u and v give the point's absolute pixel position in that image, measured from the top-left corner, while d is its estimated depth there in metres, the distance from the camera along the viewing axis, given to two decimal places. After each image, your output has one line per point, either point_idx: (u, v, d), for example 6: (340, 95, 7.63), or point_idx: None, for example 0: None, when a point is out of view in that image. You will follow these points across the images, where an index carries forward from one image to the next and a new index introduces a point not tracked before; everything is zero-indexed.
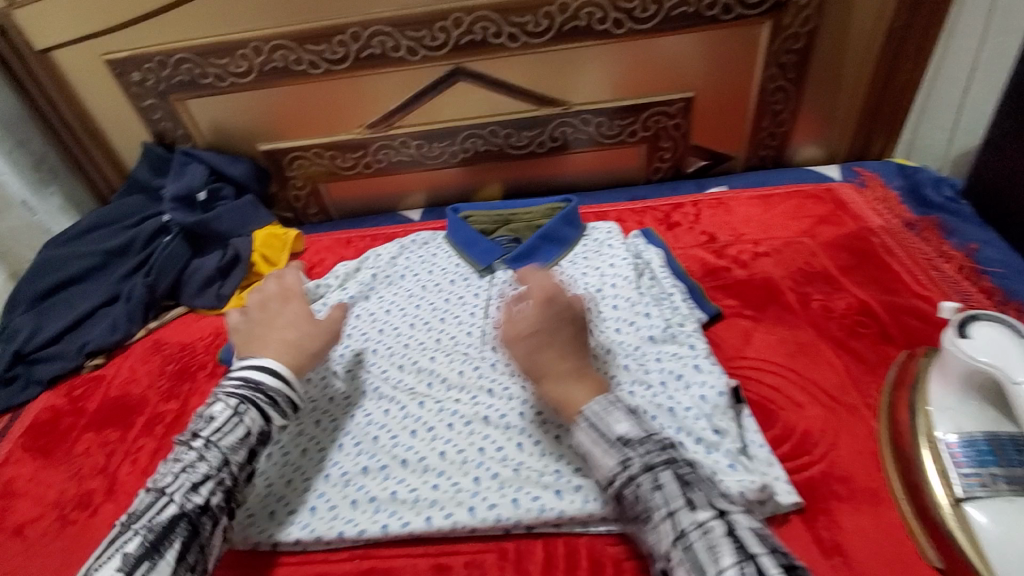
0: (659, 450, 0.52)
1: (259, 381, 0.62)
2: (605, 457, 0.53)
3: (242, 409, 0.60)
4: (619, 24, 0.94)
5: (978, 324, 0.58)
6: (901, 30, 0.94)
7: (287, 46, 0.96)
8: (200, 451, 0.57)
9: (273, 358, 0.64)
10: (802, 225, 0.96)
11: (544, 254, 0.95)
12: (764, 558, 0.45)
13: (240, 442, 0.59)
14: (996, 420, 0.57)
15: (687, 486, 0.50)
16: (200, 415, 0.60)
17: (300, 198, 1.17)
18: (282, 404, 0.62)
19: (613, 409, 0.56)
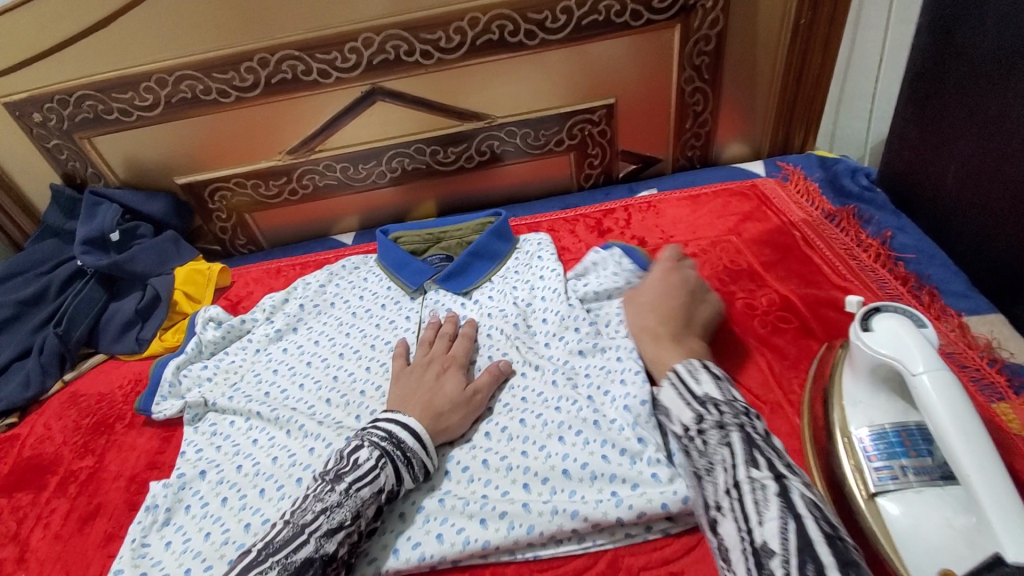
0: (739, 412, 0.54)
1: (401, 439, 0.63)
2: (683, 416, 0.56)
3: (384, 462, 0.60)
4: (532, 35, 0.93)
5: (880, 316, 0.59)
6: (807, 26, 0.96)
7: (193, 76, 0.93)
8: (341, 496, 0.57)
9: (414, 417, 0.66)
10: (729, 223, 0.97)
11: (474, 271, 0.94)
12: (812, 521, 0.44)
13: (373, 496, 0.59)
14: (905, 410, 0.58)
15: (756, 448, 0.50)
16: (345, 457, 0.60)
17: (226, 230, 1.13)
18: (416, 466, 0.63)
19: (695, 377, 0.58)
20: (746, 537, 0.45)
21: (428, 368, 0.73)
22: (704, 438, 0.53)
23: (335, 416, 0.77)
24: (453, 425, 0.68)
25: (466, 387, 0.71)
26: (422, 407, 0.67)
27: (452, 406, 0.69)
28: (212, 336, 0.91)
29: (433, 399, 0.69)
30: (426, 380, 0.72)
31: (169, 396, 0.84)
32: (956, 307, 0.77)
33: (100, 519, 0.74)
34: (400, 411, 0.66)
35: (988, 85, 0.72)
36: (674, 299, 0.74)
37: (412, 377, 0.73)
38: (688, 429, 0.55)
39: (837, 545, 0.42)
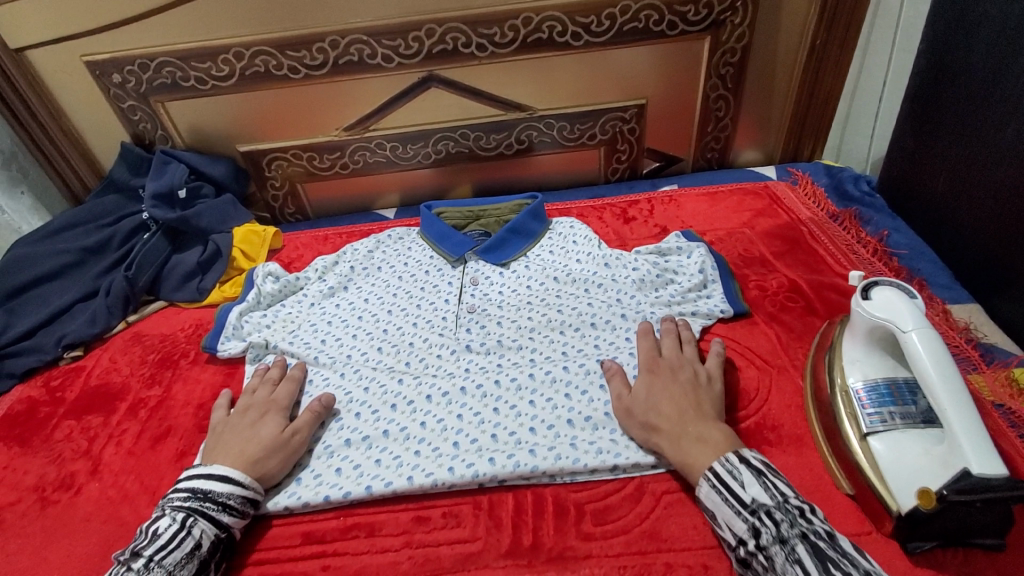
0: (792, 519, 0.56)
1: (206, 491, 0.66)
2: (738, 528, 0.58)
3: (189, 522, 0.63)
4: (578, 36, 1.04)
5: (879, 287, 0.68)
6: (822, 47, 1.07)
7: (268, 52, 1.02)
8: (142, 571, 0.59)
9: (228, 466, 0.69)
10: (743, 217, 1.08)
11: (511, 245, 1.03)
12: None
13: (188, 556, 0.61)
14: (894, 367, 0.68)
15: (829, 562, 0.53)
16: (146, 530, 0.62)
17: (278, 198, 1.22)
18: (229, 510, 0.66)
19: (734, 476, 0.61)
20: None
21: (250, 412, 0.76)
22: (768, 556, 0.55)
23: (388, 361, 0.86)
24: (273, 469, 0.71)
25: (284, 429, 0.74)
26: (240, 456, 0.70)
27: (267, 451, 0.71)
28: (270, 289, 0.99)
29: (247, 446, 0.71)
30: (245, 428, 0.74)
31: (232, 337, 0.92)
32: (941, 296, 0.87)
33: (169, 440, 0.82)
34: (215, 463, 0.69)
35: (980, 102, 0.82)
36: (677, 394, 0.70)
37: (234, 425, 0.75)
38: (747, 544, 0.57)
39: None
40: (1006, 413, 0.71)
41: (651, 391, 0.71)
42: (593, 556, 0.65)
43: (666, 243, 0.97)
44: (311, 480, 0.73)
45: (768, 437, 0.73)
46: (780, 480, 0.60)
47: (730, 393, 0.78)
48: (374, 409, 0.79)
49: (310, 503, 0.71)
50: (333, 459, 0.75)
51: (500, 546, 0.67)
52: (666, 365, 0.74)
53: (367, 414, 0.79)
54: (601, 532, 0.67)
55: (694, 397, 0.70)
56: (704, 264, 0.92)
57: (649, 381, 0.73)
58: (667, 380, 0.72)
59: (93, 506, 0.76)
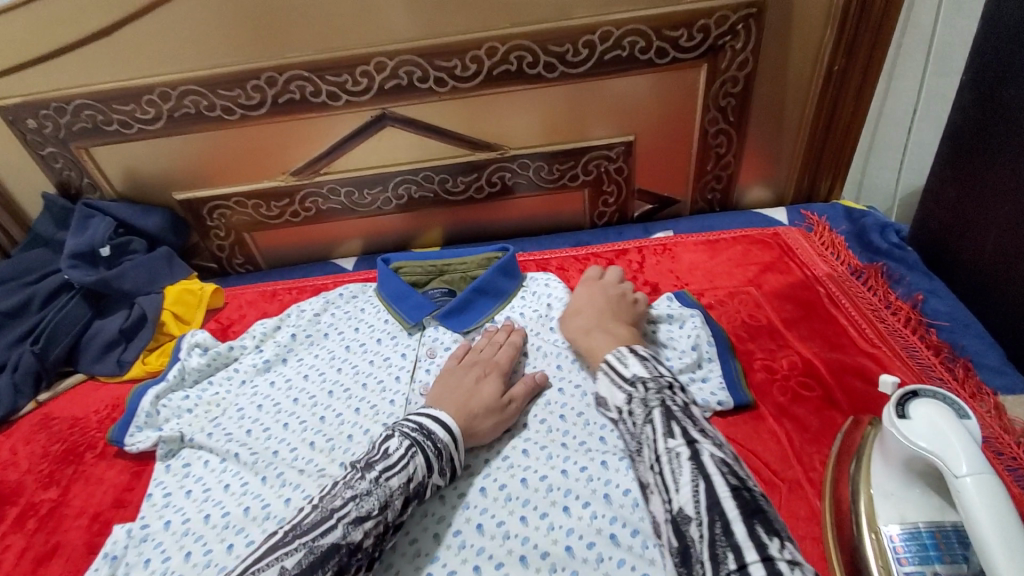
0: (658, 390, 0.58)
1: (431, 430, 0.62)
2: (616, 399, 0.60)
3: (412, 451, 0.59)
4: (551, 67, 0.89)
5: (923, 403, 0.53)
6: (840, 73, 0.91)
7: (198, 92, 0.90)
8: (371, 483, 0.55)
9: (447, 413, 0.65)
10: (748, 273, 0.92)
11: (477, 309, 0.89)
12: (719, 476, 0.47)
13: (401, 486, 0.56)
14: (940, 508, 0.53)
15: (674, 419, 0.54)
16: (375, 447, 0.59)
17: (224, 248, 1.09)
18: (445, 460, 0.61)
19: (622, 360, 0.63)
20: (668, 507, 0.48)
21: (471, 370, 0.73)
22: (633, 417, 0.57)
23: (318, 461, 0.72)
24: (485, 430, 0.67)
25: (503, 395, 0.70)
26: (456, 408, 0.67)
27: (487, 411, 0.68)
28: (196, 364, 0.86)
29: (468, 401, 0.68)
30: (466, 382, 0.71)
31: (144, 427, 0.79)
32: (991, 384, 0.71)
33: (55, 562, 0.68)
34: (437, 408, 0.66)
35: None
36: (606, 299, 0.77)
37: (455, 376, 0.73)
38: (621, 411, 0.59)
39: (742, 496, 0.46)
40: None
41: (585, 298, 0.78)
42: None
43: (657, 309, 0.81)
44: None
45: None
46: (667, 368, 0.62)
47: None
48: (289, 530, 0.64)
49: None
50: None
51: None
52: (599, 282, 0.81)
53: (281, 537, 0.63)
54: None
55: (620, 305, 0.77)
56: (699, 338, 0.75)
57: (581, 293, 0.80)
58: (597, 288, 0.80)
59: None
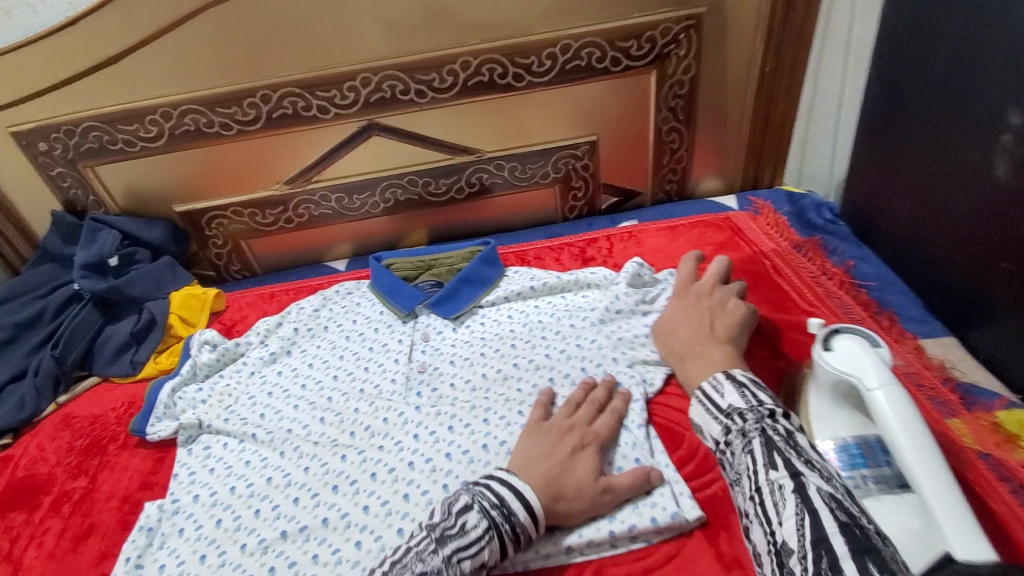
0: (757, 420, 0.59)
1: (512, 510, 0.60)
2: (714, 431, 0.63)
3: (490, 535, 0.58)
4: (519, 77, 1.00)
5: (841, 337, 0.64)
6: (772, 73, 1.04)
7: (198, 110, 0.98)
8: (443, 561, 0.55)
9: (528, 486, 0.62)
10: (705, 252, 1.03)
11: (464, 296, 0.98)
12: (826, 512, 0.49)
13: (471, 570, 0.56)
14: (864, 424, 0.63)
15: (775, 451, 0.55)
16: (452, 515, 0.59)
17: (222, 255, 1.16)
18: (521, 540, 0.60)
19: (717, 390, 0.65)
20: (771, 538, 0.51)
21: (566, 438, 0.68)
22: (733, 449, 0.59)
23: (330, 434, 0.81)
24: (567, 511, 0.63)
25: (599, 477, 0.65)
26: (546, 477, 0.63)
27: (576, 492, 0.64)
28: (206, 359, 0.93)
29: (559, 476, 0.64)
30: (560, 452, 0.66)
31: (163, 417, 0.86)
32: (913, 331, 0.83)
33: (93, 539, 0.74)
34: (515, 473, 0.64)
35: (932, 126, 0.79)
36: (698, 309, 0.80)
37: (545, 439, 0.68)
38: (719, 443, 0.62)
39: (851, 534, 0.47)
40: (995, 465, 0.65)
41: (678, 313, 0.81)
42: None
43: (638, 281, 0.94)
44: None
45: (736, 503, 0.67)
46: (765, 392, 0.62)
47: (693, 454, 0.73)
48: (312, 494, 0.73)
49: None
50: (267, 556, 0.67)
51: None
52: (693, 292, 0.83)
53: (306, 500, 0.72)
54: None
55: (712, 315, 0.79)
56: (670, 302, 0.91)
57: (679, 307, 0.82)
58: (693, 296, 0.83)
59: None
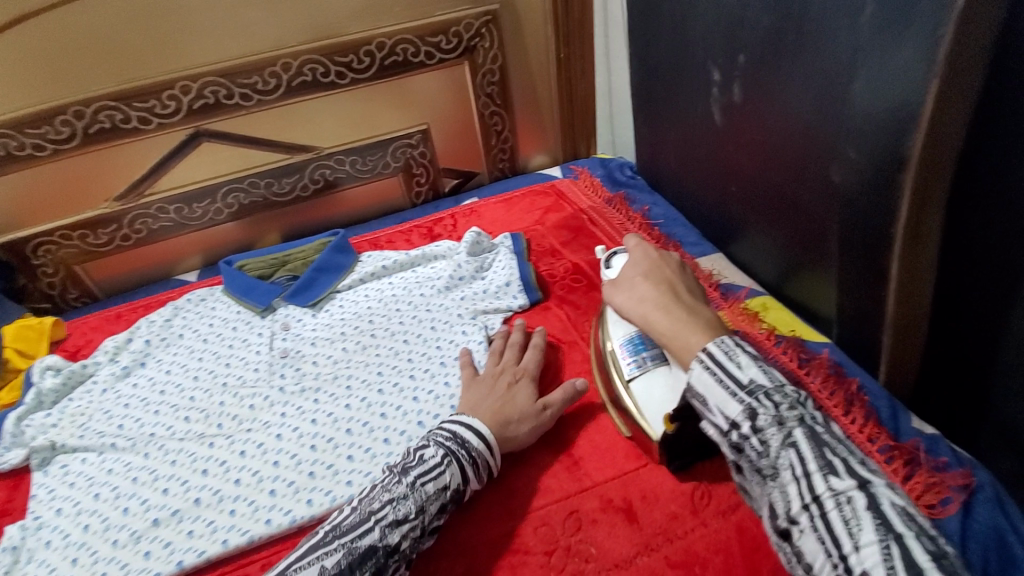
0: (790, 403, 0.50)
1: (465, 438, 0.67)
2: (730, 410, 0.52)
3: (449, 460, 0.65)
4: (342, 75, 1.08)
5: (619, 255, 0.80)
6: (566, 58, 1.22)
7: (3, 134, 0.94)
8: (408, 487, 0.62)
9: (477, 419, 0.70)
10: (535, 216, 1.19)
11: (321, 283, 1.04)
12: (912, 538, 0.42)
13: (436, 492, 0.63)
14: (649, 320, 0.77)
15: (827, 449, 0.47)
16: (412, 453, 0.66)
17: (55, 285, 1.11)
18: (479, 467, 0.68)
19: (731, 358, 0.54)
20: (839, 562, 0.43)
21: (501, 377, 0.77)
22: (762, 439, 0.49)
23: (197, 429, 0.83)
24: (518, 436, 0.72)
25: (537, 401, 0.75)
26: (494, 412, 0.72)
27: (519, 417, 0.73)
28: (50, 385, 0.90)
29: (504, 406, 0.73)
30: (499, 389, 0.75)
31: (12, 446, 0.85)
32: (693, 253, 1.04)
33: None
34: (469, 414, 0.71)
35: (678, 88, 1.00)
36: (661, 264, 0.72)
37: (483, 383, 0.77)
38: (740, 426, 0.51)
39: (944, 563, 0.41)
40: (745, 336, 0.87)
41: (636, 265, 0.72)
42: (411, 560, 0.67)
43: (479, 244, 1.07)
44: (115, 573, 0.68)
45: None
46: (777, 369, 0.54)
47: None
48: (183, 481, 0.76)
49: None
50: (141, 543, 0.71)
51: None
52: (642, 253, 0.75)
53: (176, 487, 0.76)
54: None
55: (675, 271, 0.71)
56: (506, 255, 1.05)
57: (630, 265, 0.73)
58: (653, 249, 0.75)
59: None
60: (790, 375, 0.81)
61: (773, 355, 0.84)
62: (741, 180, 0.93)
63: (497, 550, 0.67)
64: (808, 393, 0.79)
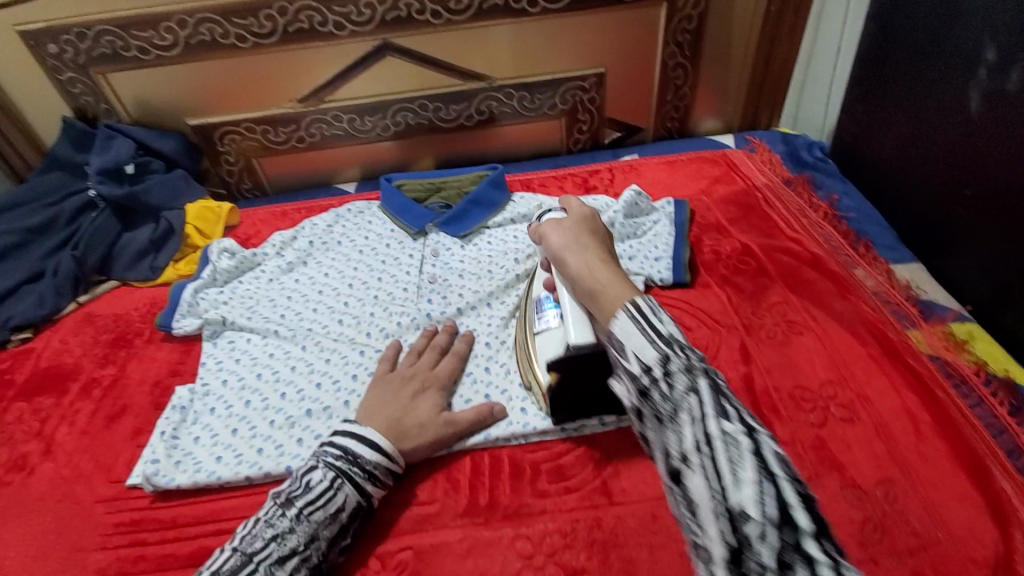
0: (699, 359, 0.47)
1: (356, 454, 0.63)
2: (647, 356, 0.47)
3: (338, 482, 0.61)
4: (534, 3, 1.03)
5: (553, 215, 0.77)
6: (776, 13, 1.08)
7: (214, 20, 0.99)
8: (292, 522, 0.58)
9: (377, 431, 0.66)
10: (701, 185, 1.09)
11: (471, 217, 1.02)
12: (787, 481, 0.40)
13: (328, 518, 0.59)
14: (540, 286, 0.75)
15: (723, 397, 0.44)
16: (298, 480, 0.61)
17: (233, 173, 1.19)
18: (375, 481, 0.64)
19: (654, 314, 0.49)
20: (717, 496, 0.40)
21: (409, 383, 0.72)
22: (671, 382, 0.45)
23: (348, 333, 0.86)
24: (418, 449, 0.68)
25: (441, 413, 0.70)
26: (389, 423, 0.67)
27: (420, 430, 0.68)
28: (226, 265, 0.96)
29: (403, 418, 0.68)
30: (402, 397, 0.70)
31: (188, 314, 0.91)
32: (886, 257, 0.92)
33: (127, 418, 0.82)
34: (365, 424, 0.67)
35: (920, 64, 0.86)
36: (590, 232, 0.68)
37: (390, 387, 0.72)
38: (652, 371, 0.46)
39: (813, 509, 0.39)
40: (944, 365, 0.76)
41: (564, 232, 0.68)
42: (548, 511, 0.66)
43: (637, 205, 0.96)
44: (271, 451, 0.72)
45: None
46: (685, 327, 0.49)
47: None
48: (334, 380, 0.79)
49: (270, 473, 0.71)
50: (295, 429, 0.74)
51: (457, 506, 0.67)
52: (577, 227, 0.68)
53: (327, 385, 0.79)
54: (555, 490, 0.68)
55: (603, 241, 0.67)
56: (660, 225, 0.95)
57: (565, 232, 0.68)
58: (581, 219, 0.70)
59: (46, 485, 0.75)
60: (998, 422, 0.70)
61: (977, 394, 0.72)
62: (982, 181, 0.77)
63: (634, 525, 0.64)
64: (1015, 446, 0.67)
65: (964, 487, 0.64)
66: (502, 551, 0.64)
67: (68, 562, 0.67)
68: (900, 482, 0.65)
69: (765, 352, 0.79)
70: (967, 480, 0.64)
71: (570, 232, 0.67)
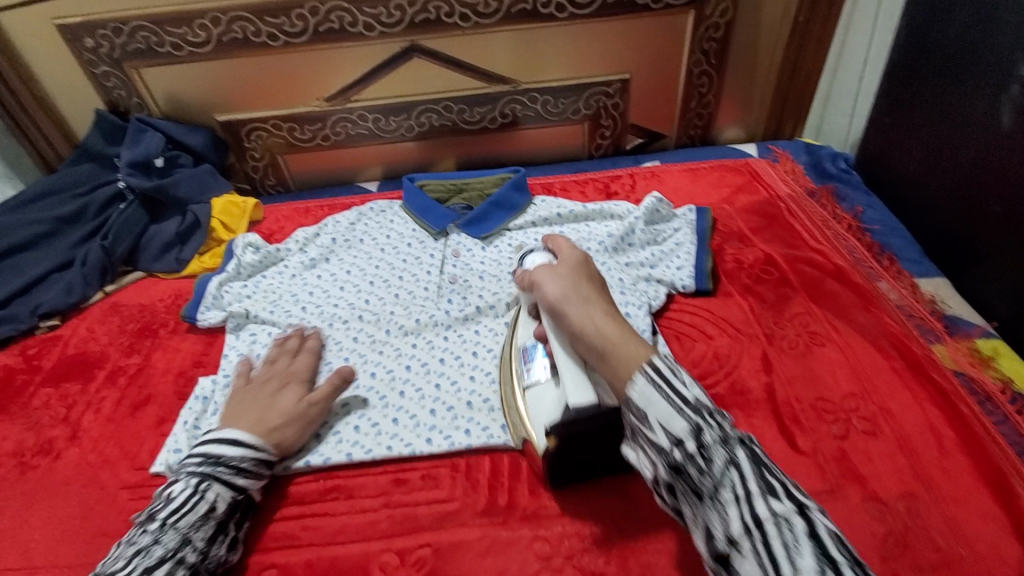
0: (732, 428, 0.50)
1: (218, 454, 0.64)
2: (675, 427, 0.49)
3: (202, 486, 0.61)
4: (562, 8, 1.03)
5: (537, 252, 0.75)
6: (804, 23, 1.07)
7: (246, 18, 1.01)
8: (154, 534, 0.58)
9: (237, 429, 0.66)
10: (723, 193, 1.08)
11: (493, 219, 1.02)
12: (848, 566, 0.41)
13: (199, 522, 0.60)
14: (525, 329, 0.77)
15: (766, 474, 0.47)
16: (161, 495, 0.62)
17: (258, 169, 1.20)
18: (243, 477, 0.64)
19: (674, 374, 0.52)
20: None
21: (269, 382, 0.73)
22: (707, 458, 0.47)
23: (368, 331, 0.87)
24: (290, 438, 0.69)
25: (303, 401, 0.72)
26: (254, 421, 0.68)
27: (285, 420, 0.69)
28: (250, 260, 0.97)
29: (265, 414, 0.69)
30: (263, 396, 0.71)
31: (212, 307, 0.92)
32: (911, 271, 0.91)
33: (151, 407, 0.83)
34: (232, 425, 0.67)
35: (952, 78, 0.85)
36: (584, 275, 0.65)
37: (249, 389, 0.73)
38: (686, 445, 0.48)
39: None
40: (969, 382, 0.75)
41: (559, 274, 0.65)
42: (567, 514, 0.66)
43: (659, 211, 0.96)
44: None
45: (736, 402, 0.75)
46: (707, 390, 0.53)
47: (704, 361, 0.80)
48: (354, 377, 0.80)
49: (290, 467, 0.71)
50: None
51: (476, 506, 0.68)
52: (573, 270, 0.65)
53: None
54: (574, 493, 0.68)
55: (597, 282, 0.65)
56: (682, 232, 0.95)
57: (559, 275, 0.65)
58: (575, 257, 0.68)
59: (72, 470, 0.76)
60: None
61: (1003, 412, 0.71)
62: (1013, 197, 0.77)
63: (653, 530, 0.64)
64: None
65: (989, 504, 0.63)
66: (521, 552, 0.64)
67: (92, 546, 0.68)
68: (923, 497, 0.64)
69: (787, 362, 0.79)
70: (993, 498, 0.63)
71: (568, 275, 0.64)
